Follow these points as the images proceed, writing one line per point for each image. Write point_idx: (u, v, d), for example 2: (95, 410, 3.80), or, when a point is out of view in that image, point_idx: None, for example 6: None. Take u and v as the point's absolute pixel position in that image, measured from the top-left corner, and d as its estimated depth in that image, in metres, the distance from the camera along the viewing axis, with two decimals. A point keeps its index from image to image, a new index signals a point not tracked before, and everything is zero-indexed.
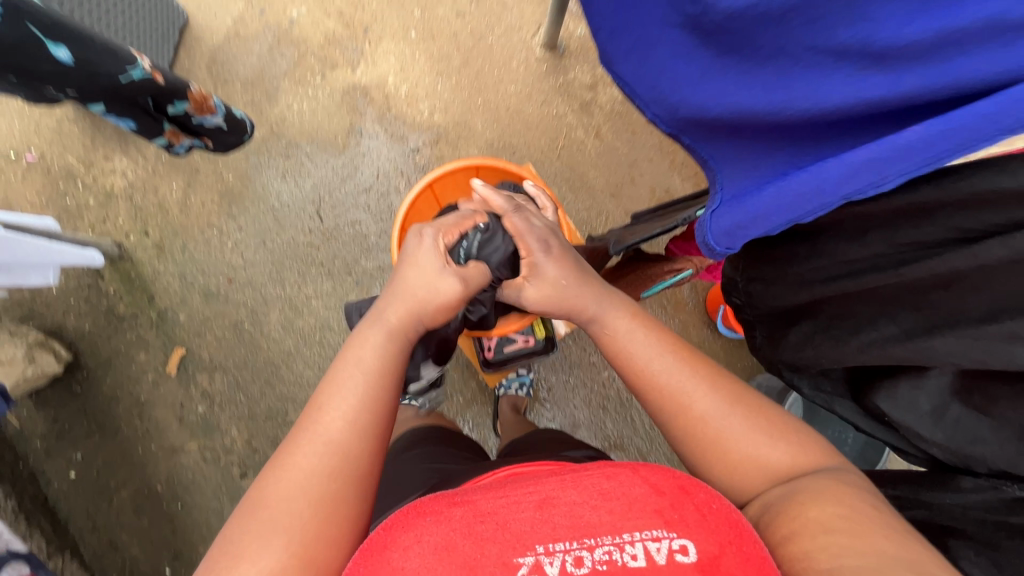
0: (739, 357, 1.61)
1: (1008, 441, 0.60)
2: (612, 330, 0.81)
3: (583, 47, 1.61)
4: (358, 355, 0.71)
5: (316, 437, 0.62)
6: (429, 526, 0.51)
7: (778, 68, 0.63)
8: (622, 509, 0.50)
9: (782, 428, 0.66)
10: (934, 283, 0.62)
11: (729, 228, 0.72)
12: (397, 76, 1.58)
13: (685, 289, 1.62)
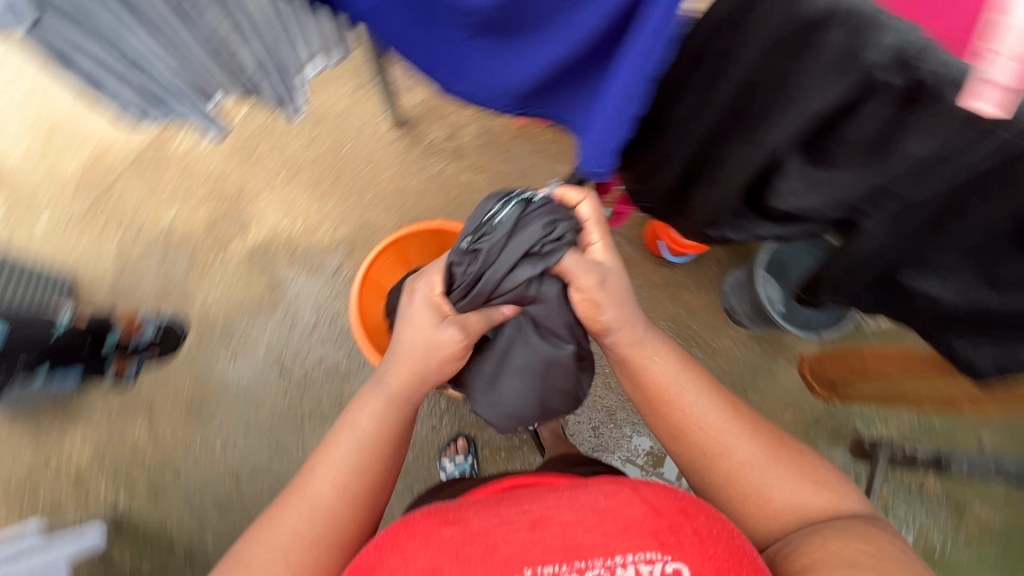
0: (705, 275, 1.69)
1: (858, 166, 0.63)
2: (655, 366, 0.84)
3: (426, 108, 1.73)
4: (355, 421, 0.79)
5: (309, 505, 0.72)
6: (420, 549, 0.62)
7: (545, 26, 0.69)
8: (614, 528, 0.62)
9: (807, 469, 0.76)
10: (738, 97, 0.68)
11: (595, 151, 0.75)
12: (286, 219, 1.64)
13: (628, 246, 1.70)
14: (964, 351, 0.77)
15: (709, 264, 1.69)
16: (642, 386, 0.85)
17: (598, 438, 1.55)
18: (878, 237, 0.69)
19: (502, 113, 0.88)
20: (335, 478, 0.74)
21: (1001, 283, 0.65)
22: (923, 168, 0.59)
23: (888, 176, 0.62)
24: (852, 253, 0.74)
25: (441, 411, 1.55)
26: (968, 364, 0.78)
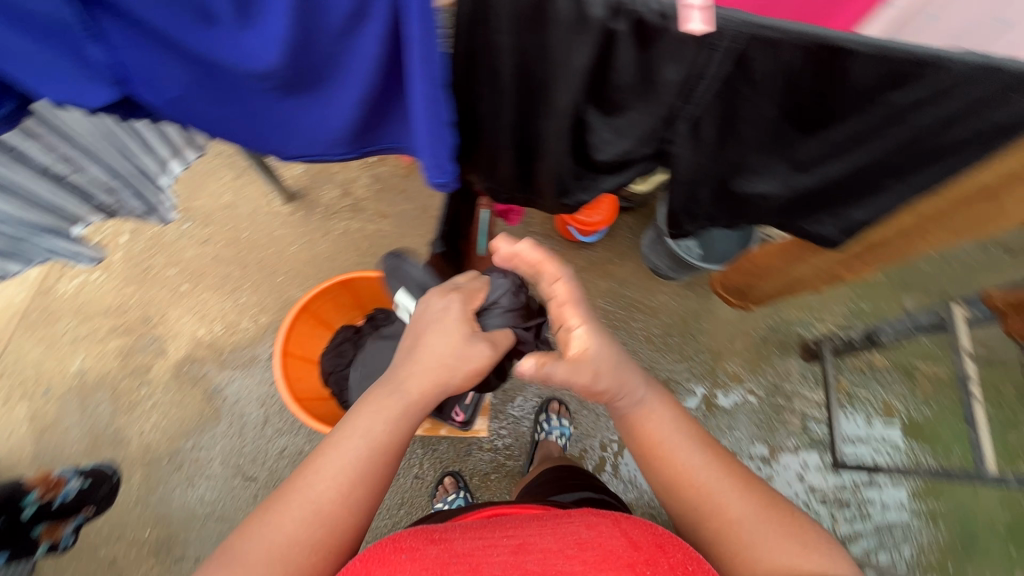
0: (623, 244, 1.77)
1: (640, 95, 0.65)
2: (652, 425, 0.75)
3: (311, 175, 1.74)
4: (370, 424, 0.69)
5: (305, 511, 0.62)
6: (405, 562, 0.61)
7: (334, 64, 0.68)
8: (593, 556, 0.61)
9: (806, 535, 0.66)
10: (520, 76, 0.67)
11: (432, 164, 0.74)
12: (203, 325, 1.58)
13: (544, 242, 1.76)
14: (809, 231, 0.83)
15: (622, 233, 1.77)
16: (635, 438, 0.77)
17: (576, 428, 1.57)
18: (686, 164, 0.74)
19: (346, 159, 0.86)
20: (339, 484, 0.65)
21: (799, 162, 0.72)
22: (683, 90, 0.63)
23: (668, 106, 0.65)
24: (680, 184, 0.79)
25: (420, 458, 1.52)
26: (813, 239, 0.84)
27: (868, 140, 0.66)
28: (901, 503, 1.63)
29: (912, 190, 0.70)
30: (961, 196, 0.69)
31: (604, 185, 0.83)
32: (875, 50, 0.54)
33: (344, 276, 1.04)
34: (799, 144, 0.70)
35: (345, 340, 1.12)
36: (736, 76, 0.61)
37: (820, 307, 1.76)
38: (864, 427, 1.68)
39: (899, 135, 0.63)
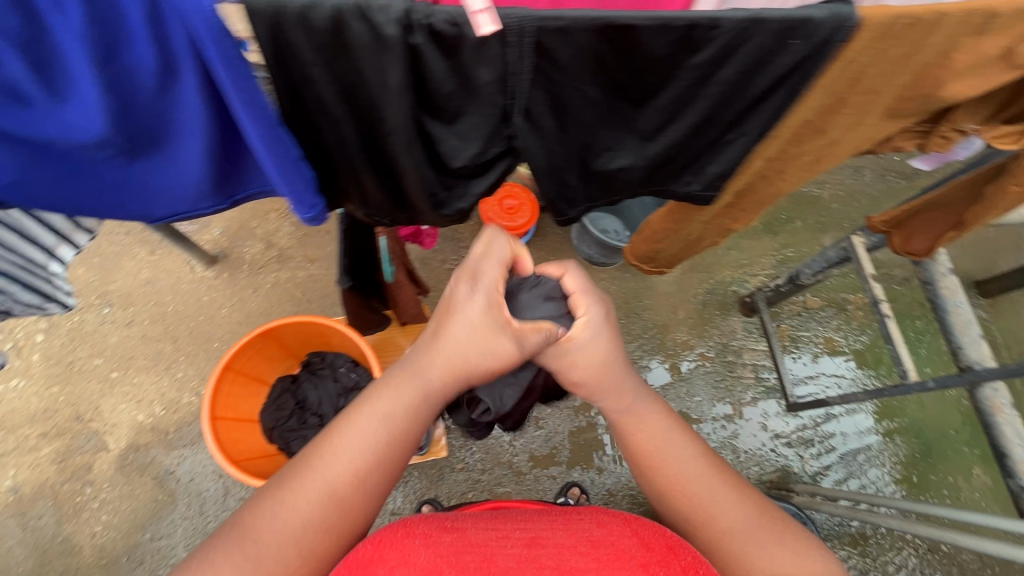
0: (554, 241, 1.81)
1: (464, 96, 0.60)
2: (643, 428, 0.75)
3: (230, 234, 1.70)
4: (385, 411, 0.66)
5: (317, 495, 0.62)
6: (426, 547, 0.63)
7: (161, 121, 0.65)
8: (603, 554, 0.64)
9: (799, 542, 0.65)
10: (340, 100, 0.61)
11: (296, 202, 0.72)
12: (142, 409, 1.51)
13: None
14: (681, 192, 0.79)
15: (551, 230, 1.81)
16: (629, 446, 0.77)
17: (544, 428, 1.58)
18: (534, 160, 0.70)
19: (217, 211, 0.84)
20: (355, 473, 0.63)
21: (644, 133, 0.68)
22: (506, 87, 0.59)
23: (497, 106, 0.61)
24: (540, 176, 0.73)
25: (394, 493, 1.50)
26: (684, 199, 0.80)
27: (694, 102, 0.63)
28: (859, 429, 1.71)
29: (755, 139, 0.68)
30: (800, 138, 0.68)
31: (474, 189, 0.79)
32: (656, 21, 0.52)
33: (266, 326, 0.99)
34: (637, 116, 0.66)
35: (283, 393, 1.10)
36: (542, 64, 0.57)
37: (749, 263, 1.84)
38: (811, 366, 1.76)
39: (720, 91, 0.61)
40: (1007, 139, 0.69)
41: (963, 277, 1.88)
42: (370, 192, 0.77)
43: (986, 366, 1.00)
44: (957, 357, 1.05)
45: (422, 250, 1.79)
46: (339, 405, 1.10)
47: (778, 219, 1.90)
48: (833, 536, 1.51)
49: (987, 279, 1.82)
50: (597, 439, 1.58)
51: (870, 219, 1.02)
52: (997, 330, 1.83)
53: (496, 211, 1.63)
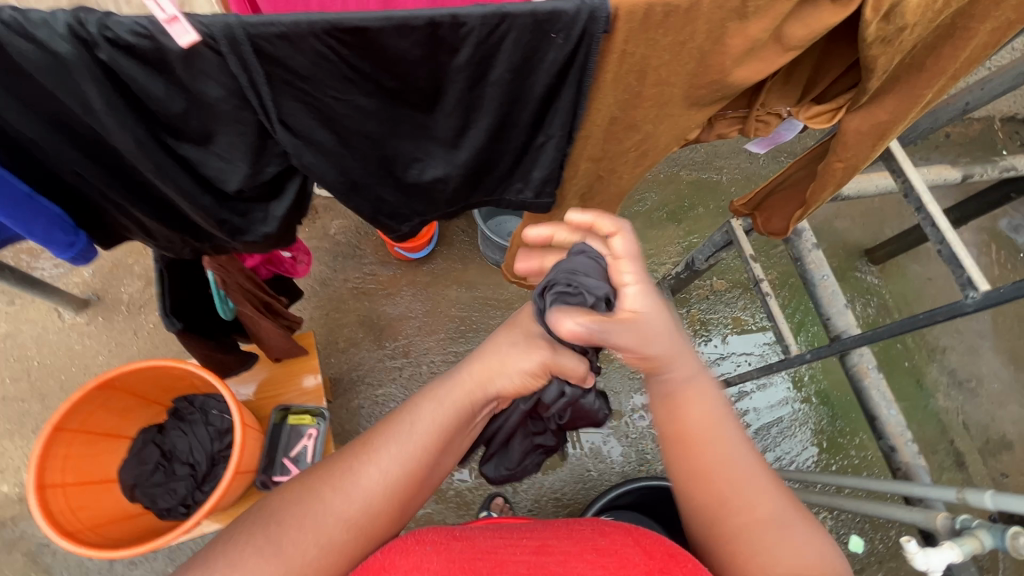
0: (461, 249, 1.76)
1: (195, 110, 0.55)
2: (688, 401, 0.60)
3: (102, 274, 1.55)
4: (424, 417, 0.65)
5: (331, 509, 0.58)
6: (429, 559, 0.54)
7: None
8: (612, 563, 0.54)
9: (820, 536, 0.57)
10: (54, 125, 0.56)
11: (56, 243, 0.67)
12: (8, 478, 1.35)
13: (382, 270, 1.72)
14: (515, 200, 0.76)
15: (455, 238, 1.77)
16: (663, 418, 0.61)
17: None
18: (329, 179, 0.63)
19: None
20: (372, 495, 0.60)
21: (447, 140, 0.63)
22: (240, 99, 0.54)
23: (250, 122, 0.57)
24: (348, 196, 0.66)
25: None
26: (523, 207, 0.76)
27: (481, 104, 0.59)
28: (771, 403, 1.77)
29: (565, 139, 0.64)
30: (614, 134, 0.65)
31: (277, 213, 0.71)
32: (390, 22, 0.48)
33: (110, 374, 0.88)
34: (430, 123, 0.61)
35: (147, 445, 1.00)
36: (284, 77, 0.52)
37: (655, 253, 1.87)
38: (721, 347, 1.80)
39: (501, 92, 0.57)
40: (821, 117, 0.71)
41: (854, 247, 1.98)
42: (154, 228, 0.71)
43: (850, 334, 1.05)
44: (827, 327, 1.09)
45: (321, 271, 1.71)
46: (213, 449, 1.03)
47: (681, 207, 1.92)
48: None
49: (874, 247, 1.91)
50: None
51: (732, 203, 1.04)
52: (888, 294, 1.93)
53: None
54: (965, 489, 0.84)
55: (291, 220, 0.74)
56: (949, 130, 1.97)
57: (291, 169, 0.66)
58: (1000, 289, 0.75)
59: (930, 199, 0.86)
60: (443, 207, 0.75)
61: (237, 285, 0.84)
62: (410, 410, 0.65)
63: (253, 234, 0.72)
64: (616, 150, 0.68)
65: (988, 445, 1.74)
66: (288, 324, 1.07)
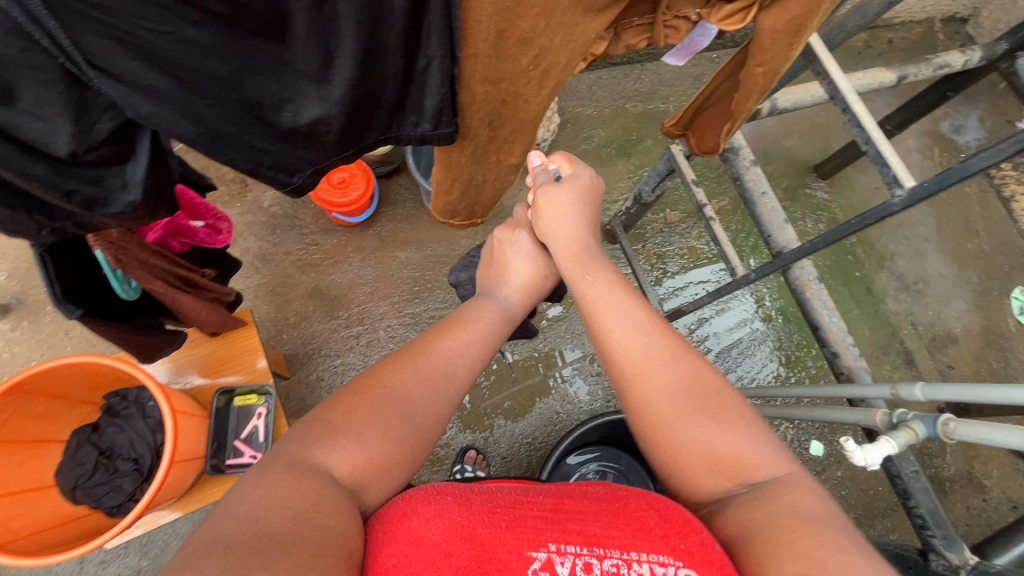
0: (405, 208, 1.69)
1: None
2: (586, 284, 0.77)
3: (17, 276, 1.44)
4: (488, 317, 0.81)
5: (439, 380, 0.68)
6: (450, 508, 0.51)
7: None
8: (629, 527, 0.51)
9: (742, 426, 0.60)
10: None
11: None
12: None
13: (324, 238, 1.64)
14: (414, 135, 0.72)
15: (398, 197, 1.69)
16: (582, 308, 0.76)
17: None
18: (182, 132, 0.52)
19: None
20: (464, 371, 0.72)
21: (315, 74, 0.55)
22: None
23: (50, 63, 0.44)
24: (212, 150, 0.57)
25: None
26: (423, 141, 0.72)
27: (338, 26, 0.52)
28: (730, 326, 1.81)
29: (446, 58, 0.60)
30: (505, 51, 0.59)
31: (136, 177, 0.55)
32: None
33: (16, 377, 0.81)
34: (289, 55, 0.52)
35: (82, 445, 0.95)
36: (73, 5, 0.41)
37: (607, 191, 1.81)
38: (680, 277, 1.79)
39: (356, 7, 0.50)
40: (732, 19, 0.66)
41: (804, 163, 1.97)
42: None
43: (791, 249, 1.04)
44: (769, 245, 1.08)
45: (261, 247, 1.62)
46: (154, 442, 0.99)
47: (629, 140, 1.85)
48: None
49: (822, 162, 1.91)
50: (483, 399, 1.58)
51: (663, 125, 1.03)
52: (838, 208, 1.95)
53: (326, 190, 1.50)
54: (898, 385, 0.86)
55: (159, 184, 0.59)
56: (892, 35, 1.93)
57: (135, 124, 0.52)
58: (924, 184, 0.75)
59: (855, 99, 0.83)
60: (335, 152, 0.68)
61: (135, 261, 0.75)
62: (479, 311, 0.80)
63: (112, 207, 0.55)
64: (513, 70, 0.63)
65: (936, 341, 1.82)
66: (217, 297, 1.00)
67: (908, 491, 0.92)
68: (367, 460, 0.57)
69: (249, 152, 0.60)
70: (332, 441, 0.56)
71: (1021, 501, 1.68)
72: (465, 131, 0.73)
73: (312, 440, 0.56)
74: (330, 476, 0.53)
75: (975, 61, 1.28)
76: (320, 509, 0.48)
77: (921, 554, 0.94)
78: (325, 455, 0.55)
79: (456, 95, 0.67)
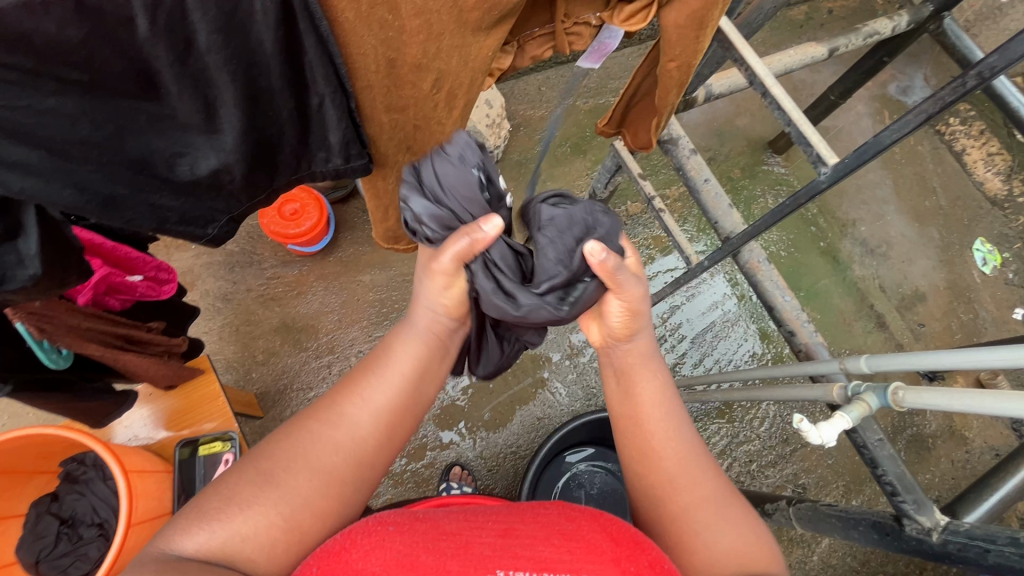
0: (364, 231, 1.67)
1: None
2: (645, 381, 0.69)
3: None
4: (395, 363, 0.63)
5: (325, 439, 0.58)
6: (391, 538, 0.45)
7: None
8: (581, 549, 0.44)
9: (755, 532, 0.62)
10: None
11: None
12: None
13: (285, 271, 1.62)
14: (326, 171, 0.72)
15: (356, 220, 1.67)
16: (620, 401, 0.70)
17: None
18: (68, 202, 0.53)
19: None
20: (365, 423, 0.59)
21: (201, 126, 0.57)
22: None
23: None
24: (107, 216, 0.57)
25: None
26: (337, 176, 0.72)
27: (211, 77, 0.54)
28: (702, 310, 1.81)
29: (336, 94, 0.61)
30: (401, 78, 0.62)
31: (30, 250, 0.53)
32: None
33: None
34: (169, 110, 0.54)
35: (42, 517, 0.92)
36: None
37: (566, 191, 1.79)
38: (647, 268, 1.79)
39: (223, 57, 0.52)
40: (635, 19, 0.66)
41: (759, 140, 1.98)
42: None
43: (737, 232, 1.04)
44: (717, 231, 1.09)
45: (220, 287, 1.60)
46: (116, 505, 0.96)
47: (583, 137, 1.84)
48: (700, 416, 1.65)
49: (776, 138, 1.92)
50: (462, 413, 1.57)
51: (597, 126, 1.04)
52: (796, 181, 1.96)
53: (279, 223, 1.49)
54: (847, 357, 0.88)
55: (62, 254, 0.56)
56: (830, 6, 1.96)
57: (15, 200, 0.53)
58: (845, 160, 0.76)
59: (773, 82, 0.84)
60: (246, 199, 0.69)
61: (63, 327, 0.74)
62: (386, 348, 0.65)
63: (10, 282, 0.53)
64: (415, 95, 0.66)
65: (906, 300, 1.84)
66: (166, 349, 0.99)
67: (876, 459, 0.94)
68: (230, 538, 0.50)
69: (150, 211, 0.60)
70: (193, 521, 0.51)
71: (1003, 448, 1.71)
72: (381, 159, 0.76)
73: (174, 522, 0.51)
74: (177, 560, 0.47)
75: (903, 27, 1.28)
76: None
77: (895, 521, 0.94)
78: (179, 539, 0.49)
79: (360, 127, 0.68)
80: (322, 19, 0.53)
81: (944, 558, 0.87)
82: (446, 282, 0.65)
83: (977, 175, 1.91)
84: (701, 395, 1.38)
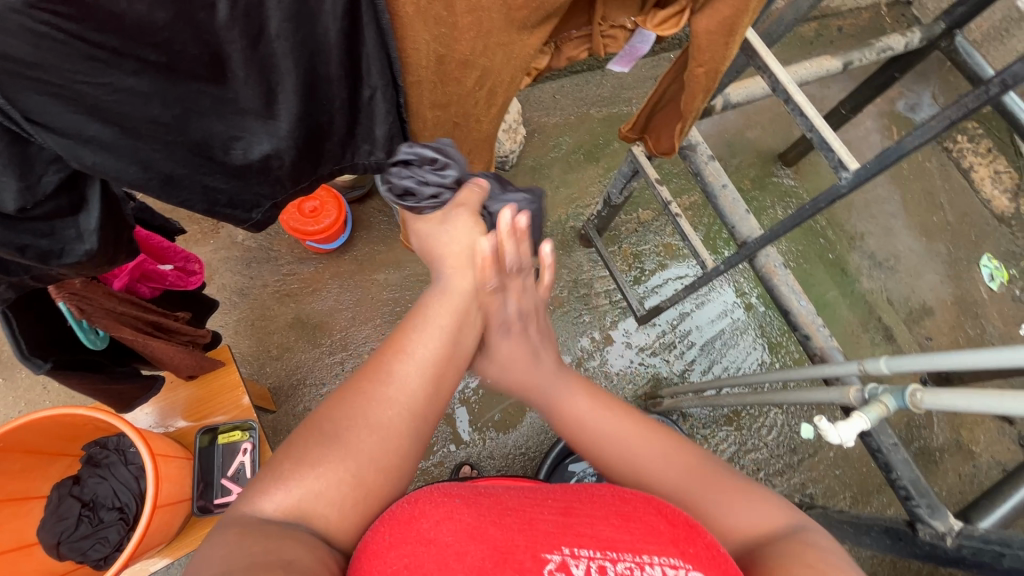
0: (379, 231, 1.69)
1: None
2: (577, 404, 0.71)
3: None
4: (438, 320, 0.64)
5: (379, 397, 0.57)
6: (460, 510, 0.46)
7: None
8: (640, 532, 0.46)
9: (748, 491, 0.61)
10: None
11: None
12: None
13: (300, 268, 1.64)
14: (369, 163, 0.76)
15: (372, 220, 1.70)
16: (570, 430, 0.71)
17: None
18: (132, 177, 0.56)
19: None
20: (412, 376, 0.60)
21: (260, 110, 0.60)
22: None
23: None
24: (165, 193, 0.61)
25: None
26: (379, 168, 0.77)
27: (276, 63, 0.57)
28: (711, 318, 1.83)
29: (387, 87, 0.66)
30: (448, 74, 0.66)
31: (90, 226, 0.57)
32: None
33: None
34: (232, 94, 0.57)
35: (64, 499, 0.93)
36: (6, 67, 0.45)
37: (579, 197, 1.81)
38: (658, 274, 1.81)
39: (290, 44, 0.56)
40: (668, 23, 0.69)
41: (769, 153, 2.01)
42: None
43: (754, 238, 1.06)
44: (734, 236, 1.11)
45: (237, 282, 1.62)
46: (138, 489, 0.98)
47: (597, 145, 1.87)
48: (708, 423, 1.66)
49: (786, 150, 1.95)
50: (472, 414, 1.58)
51: (620, 131, 1.07)
52: (805, 193, 1.98)
53: (298, 220, 1.51)
54: (865, 359, 0.87)
55: (115, 230, 0.60)
56: (840, 23, 2.00)
57: (83, 174, 0.55)
58: (867, 165, 0.78)
59: (796, 89, 0.86)
60: (291, 185, 0.72)
61: (101, 310, 0.76)
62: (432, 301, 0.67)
63: (69, 256, 0.56)
64: (457, 92, 0.70)
65: (913, 313, 1.86)
66: (191, 340, 1.01)
67: (890, 464, 0.94)
68: (305, 497, 0.51)
69: (203, 193, 0.64)
70: (267, 485, 0.51)
71: (1010, 464, 1.72)
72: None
73: (251, 488, 0.52)
74: (262, 523, 0.48)
75: (916, 43, 1.30)
76: (248, 544, 0.44)
77: (908, 526, 0.94)
78: (257, 502, 0.50)
79: (404, 122, 0.73)
80: (384, 12, 0.58)
81: (957, 563, 0.88)
82: (477, 222, 0.72)
83: (984, 193, 1.97)
84: (712, 400, 1.38)
